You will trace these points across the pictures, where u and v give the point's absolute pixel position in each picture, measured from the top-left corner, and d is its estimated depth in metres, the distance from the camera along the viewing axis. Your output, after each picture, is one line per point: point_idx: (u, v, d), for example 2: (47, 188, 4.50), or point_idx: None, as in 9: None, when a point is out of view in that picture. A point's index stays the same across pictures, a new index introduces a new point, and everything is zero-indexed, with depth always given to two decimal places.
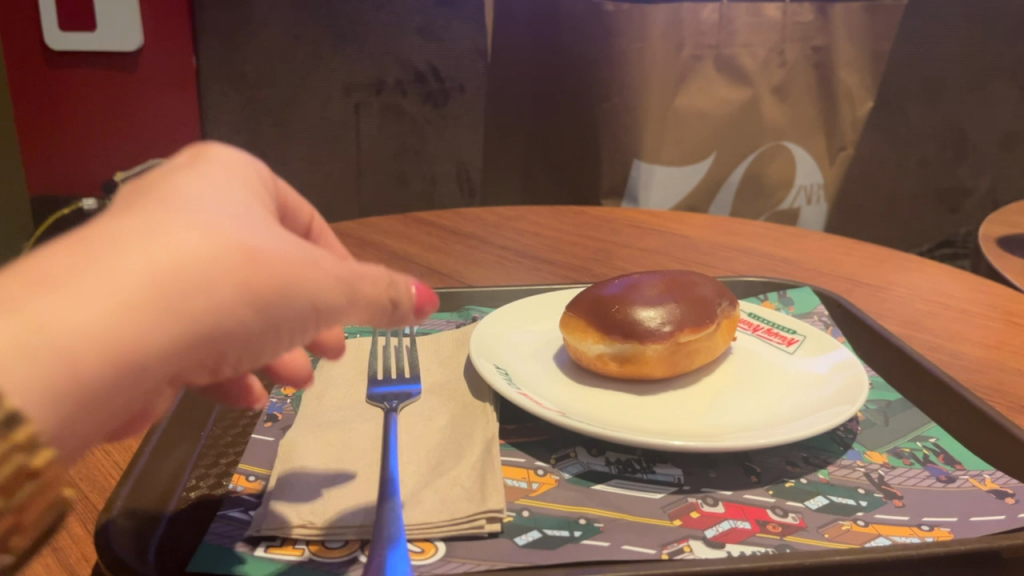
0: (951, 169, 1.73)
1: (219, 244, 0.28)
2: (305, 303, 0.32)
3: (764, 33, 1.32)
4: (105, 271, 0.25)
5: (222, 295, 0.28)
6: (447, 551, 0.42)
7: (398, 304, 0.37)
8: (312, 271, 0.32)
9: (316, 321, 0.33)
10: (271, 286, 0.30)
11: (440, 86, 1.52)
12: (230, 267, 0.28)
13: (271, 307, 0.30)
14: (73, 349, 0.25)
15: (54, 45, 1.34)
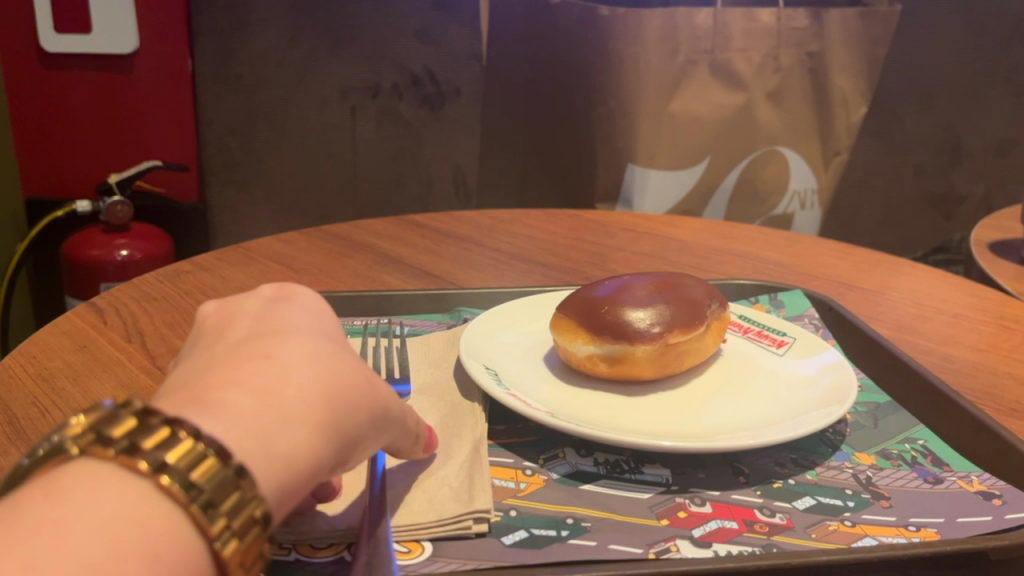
0: (946, 175, 1.73)
1: (337, 363, 0.34)
2: (390, 417, 0.37)
3: (759, 38, 1.32)
4: (270, 387, 0.30)
5: (354, 403, 0.33)
6: (433, 550, 0.42)
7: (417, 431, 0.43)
8: (391, 393, 0.38)
9: (393, 430, 0.39)
10: (377, 399, 0.35)
11: (437, 90, 1.53)
12: (352, 380, 0.34)
13: (378, 419, 0.35)
14: (267, 450, 0.29)
15: (49, 46, 1.33)
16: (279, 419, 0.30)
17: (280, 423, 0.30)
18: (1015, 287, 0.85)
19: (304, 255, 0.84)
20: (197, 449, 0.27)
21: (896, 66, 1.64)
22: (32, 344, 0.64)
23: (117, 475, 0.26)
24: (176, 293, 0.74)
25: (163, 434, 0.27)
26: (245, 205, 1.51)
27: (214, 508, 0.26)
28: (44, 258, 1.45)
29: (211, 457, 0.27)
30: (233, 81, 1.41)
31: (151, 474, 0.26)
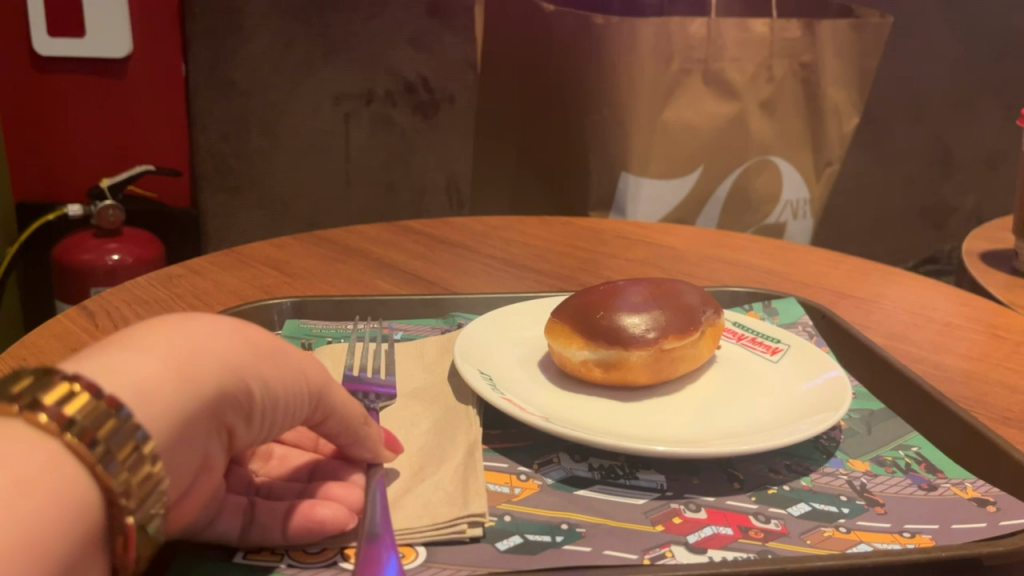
0: (937, 186, 1.74)
1: (241, 333, 0.35)
2: (316, 397, 0.38)
3: (751, 48, 1.33)
4: (171, 349, 0.31)
5: (261, 371, 0.34)
6: (428, 555, 0.41)
7: (369, 431, 0.43)
8: (321, 374, 0.38)
9: (321, 414, 0.39)
10: (292, 372, 0.36)
11: (430, 97, 1.55)
12: (258, 351, 0.35)
13: (298, 393, 0.36)
14: (166, 408, 0.30)
15: (42, 51, 1.33)
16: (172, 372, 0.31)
17: (179, 385, 0.31)
18: (1006, 296, 0.86)
19: (297, 260, 0.83)
20: (97, 403, 0.28)
21: (887, 77, 1.66)
22: (23, 346, 0.63)
23: (18, 429, 0.28)
24: (169, 296, 0.73)
25: (63, 389, 0.28)
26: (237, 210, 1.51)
27: (108, 459, 0.28)
28: (35, 262, 1.44)
29: (110, 410, 0.28)
30: (226, 86, 1.39)
31: (53, 426, 0.28)
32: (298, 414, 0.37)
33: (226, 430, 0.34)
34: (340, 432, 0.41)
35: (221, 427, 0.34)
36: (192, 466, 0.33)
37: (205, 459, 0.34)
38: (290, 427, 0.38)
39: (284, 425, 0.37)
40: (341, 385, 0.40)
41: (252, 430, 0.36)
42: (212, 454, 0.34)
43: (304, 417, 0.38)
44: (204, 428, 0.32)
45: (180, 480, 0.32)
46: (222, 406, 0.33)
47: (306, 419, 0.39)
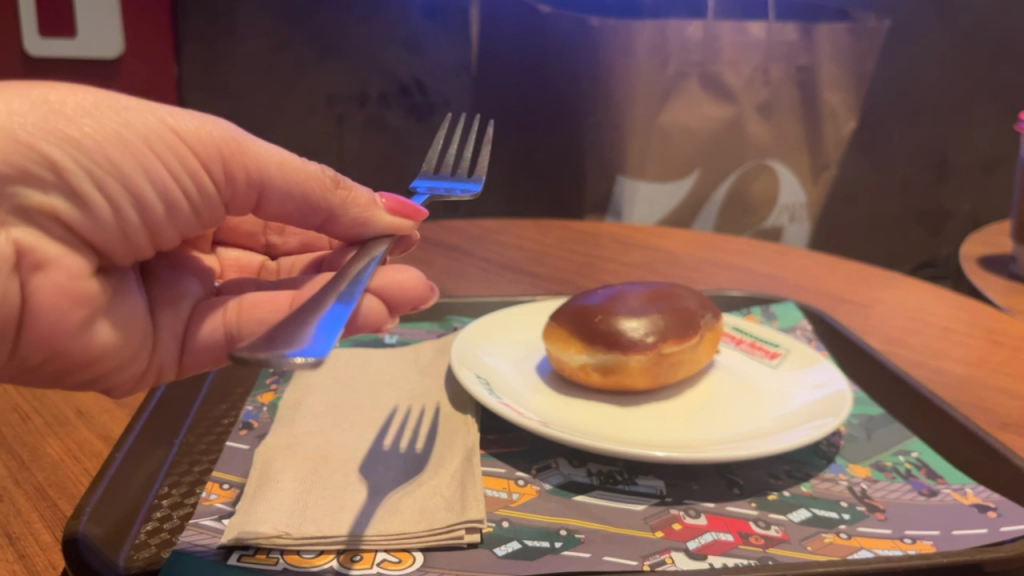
0: (933, 191, 1.71)
1: (39, 97, 0.35)
2: (225, 157, 0.41)
3: (749, 51, 1.35)
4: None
5: (70, 133, 0.35)
6: (424, 561, 0.41)
7: (342, 194, 0.46)
8: (226, 132, 0.41)
9: (253, 183, 0.43)
10: (125, 136, 0.38)
11: (425, 100, 1.48)
12: (61, 115, 0.35)
13: (132, 146, 0.38)
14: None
15: (33, 50, 1.33)
16: None
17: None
18: (1004, 301, 0.85)
19: None
20: None
21: None
22: None
23: None
24: None
25: None
26: None
27: None
28: None
29: None
30: (219, 87, 1.42)
31: None
32: (166, 180, 0.40)
33: (43, 210, 0.35)
34: (295, 206, 0.45)
35: (28, 210, 0.35)
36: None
37: (21, 249, 0.35)
38: (157, 195, 0.40)
39: (147, 193, 0.39)
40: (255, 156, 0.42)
41: (95, 206, 0.37)
42: (24, 238, 0.35)
43: (216, 177, 0.41)
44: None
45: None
46: (19, 180, 0.34)
47: (216, 182, 0.42)
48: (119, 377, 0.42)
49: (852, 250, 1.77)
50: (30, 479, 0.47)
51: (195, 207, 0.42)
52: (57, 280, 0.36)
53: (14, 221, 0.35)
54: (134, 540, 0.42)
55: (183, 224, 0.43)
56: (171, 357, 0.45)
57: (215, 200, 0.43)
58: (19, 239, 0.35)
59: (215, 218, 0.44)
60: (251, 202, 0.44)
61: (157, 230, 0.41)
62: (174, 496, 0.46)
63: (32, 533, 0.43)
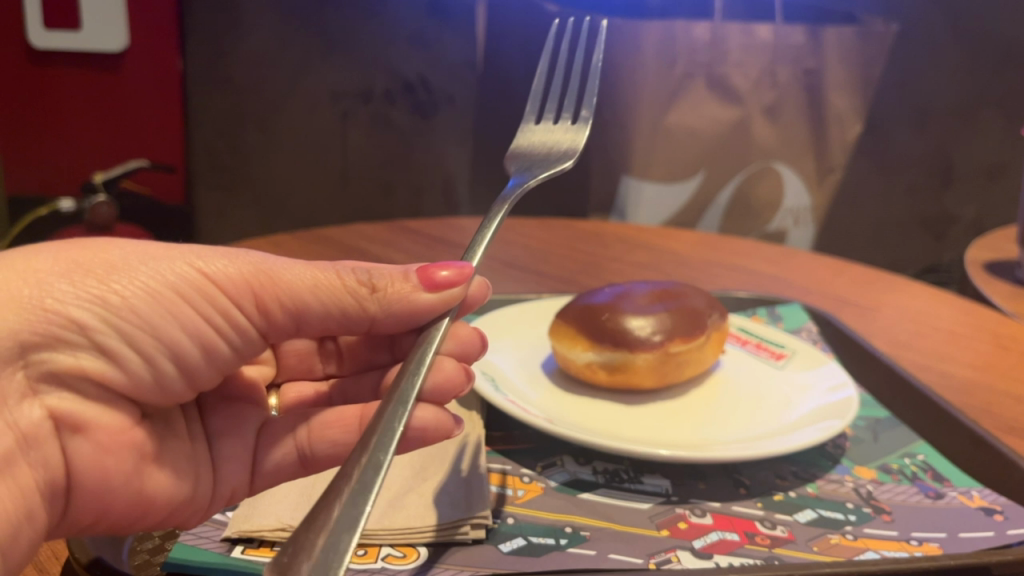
0: (937, 196, 1.68)
1: (67, 259, 0.34)
2: (254, 288, 0.38)
3: (756, 53, 1.35)
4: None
5: (100, 294, 0.34)
6: (430, 556, 0.41)
7: (380, 297, 0.39)
8: (253, 262, 0.38)
9: (289, 313, 0.39)
10: (153, 288, 0.36)
11: (429, 97, 1.48)
12: (90, 279, 0.34)
13: (157, 302, 0.36)
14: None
15: (38, 42, 1.33)
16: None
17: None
18: (1010, 306, 0.85)
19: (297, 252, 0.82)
20: None
21: None
22: None
23: None
24: None
25: None
26: (232, 207, 1.49)
27: None
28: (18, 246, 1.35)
29: None
30: (221, 82, 1.41)
31: None
32: (200, 326, 0.37)
33: (74, 373, 0.34)
34: (338, 322, 0.40)
35: (62, 376, 0.34)
36: (28, 430, 0.33)
37: (55, 414, 0.34)
38: (193, 340, 0.37)
39: (184, 344, 0.37)
40: (290, 281, 0.38)
41: (132, 363, 0.36)
42: (58, 404, 0.34)
43: (251, 314, 0.38)
44: (27, 379, 0.33)
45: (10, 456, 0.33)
46: (53, 346, 0.33)
47: (254, 319, 0.39)
48: (172, 522, 0.40)
49: (854, 254, 1.75)
50: None
51: (231, 345, 0.39)
52: (96, 440, 0.35)
53: (47, 388, 0.34)
54: (139, 531, 0.41)
55: (222, 363, 0.39)
56: (241, 484, 0.44)
57: (256, 335, 0.39)
58: (55, 406, 0.34)
59: (253, 352, 0.40)
60: (289, 333, 0.40)
61: (194, 372, 0.39)
62: None
63: None
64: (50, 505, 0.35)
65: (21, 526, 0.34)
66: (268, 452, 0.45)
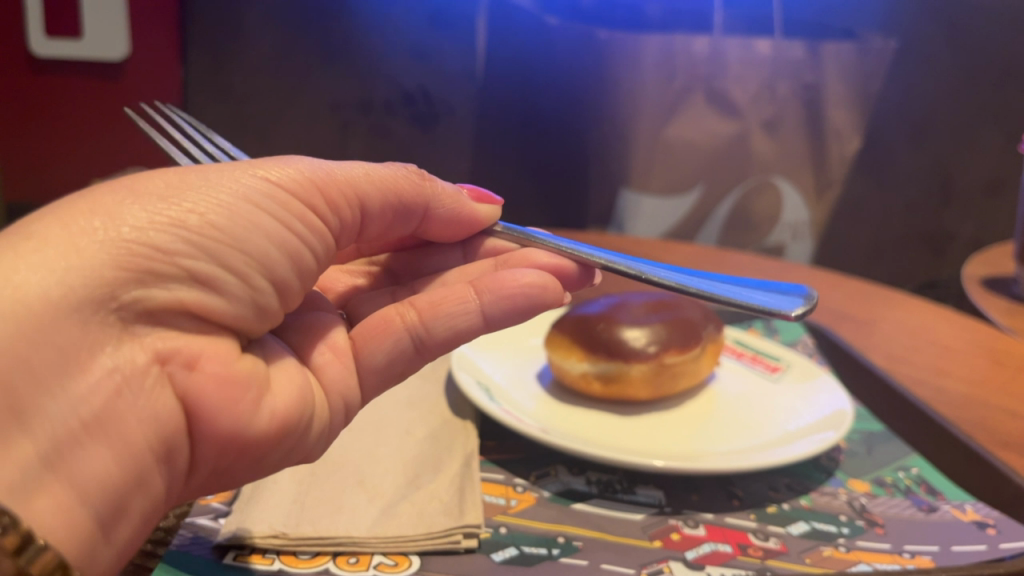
0: (936, 213, 1.68)
1: (131, 186, 0.31)
2: (319, 189, 0.36)
3: (754, 68, 1.37)
4: (46, 259, 0.28)
5: (175, 216, 0.31)
6: (422, 565, 0.41)
7: (431, 186, 0.42)
8: (308, 164, 0.37)
9: (351, 208, 0.38)
10: (229, 202, 0.33)
11: (430, 109, 1.48)
12: (159, 202, 0.31)
13: (241, 212, 0.33)
14: (15, 337, 0.26)
15: (39, 51, 1.33)
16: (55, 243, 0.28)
17: (40, 294, 0.27)
18: (1006, 321, 0.86)
19: None
20: None
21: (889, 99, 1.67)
22: None
23: None
24: None
25: None
26: None
27: None
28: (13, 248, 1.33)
29: None
30: (223, 91, 1.40)
31: None
32: (282, 233, 0.35)
33: (174, 302, 0.31)
34: (393, 213, 0.40)
35: (158, 314, 0.31)
36: (132, 376, 0.29)
37: (161, 355, 0.31)
38: (279, 248, 0.35)
39: (273, 254, 0.34)
40: (352, 174, 0.38)
41: (230, 285, 0.33)
42: (158, 343, 0.31)
43: (322, 215, 0.37)
44: (122, 324, 0.29)
45: (117, 408, 0.29)
46: (146, 282, 0.30)
47: (324, 222, 0.37)
48: (298, 451, 0.37)
49: (854, 269, 1.75)
50: None
51: (312, 253, 0.37)
52: (212, 369, 0.32)
53: (143, 328, 0.30)
54: None
55: (306, 277, 0.37)
56: (351, 392, 0.40)
57: (328, 241, 0.38)
58: (159, 347, 0.31)
59: (327, 264, 0.38)
60: (354, 230, 0.39)
61: (285, 287, 0.36)
62: None
63: None
64: (168, 460, 0.31)
65: (134, 492, 0.30)
66: (373, 348, 0.40)
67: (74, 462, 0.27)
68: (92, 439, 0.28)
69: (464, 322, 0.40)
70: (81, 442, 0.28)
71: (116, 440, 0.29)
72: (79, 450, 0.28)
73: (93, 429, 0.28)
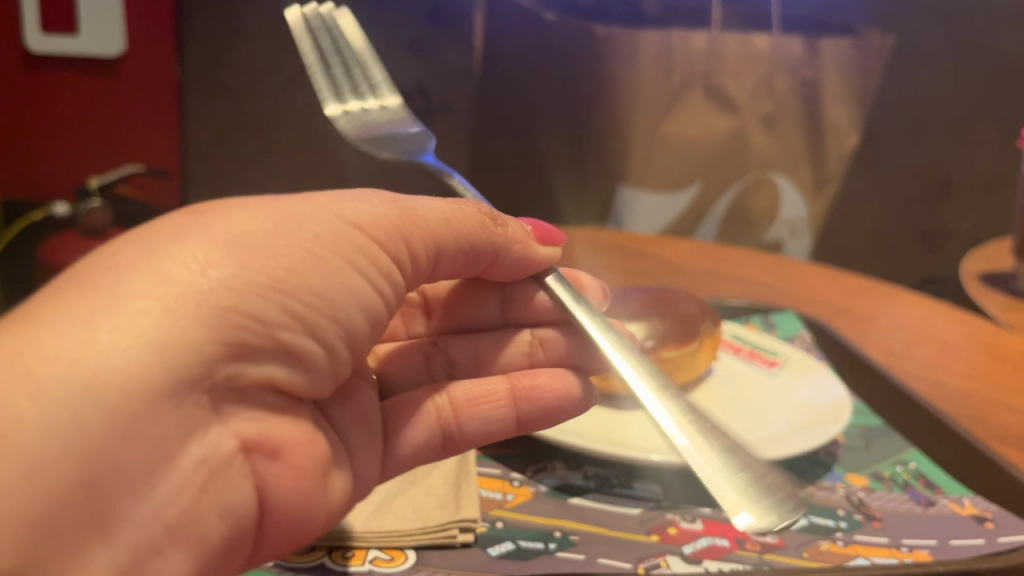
0: (934, 210, 1.68)
1: (230, 238, 0.32)
2: (398, 229, 0.38)
3: (752, 64, 1.36)
4: (138, 331, 0.28)
5: (274, 274, 0.32)
6: (417, 559, 0.40)
7: (502, 232, 0.42)
8: (394, 208, 0.38)
9: (429, 251, 0.40)
10: (315, 255, 0.34)
11: (425, 104, 1.44)
12: (254, 263, 0.32)
13: (324, 263, 0.35)
14: (103, 434, 0.27)
15: (33, 47, 1.26)
16: (158, 307, 0.29)
17: (132, 373, 0.28)
18: (1004, 316, 0.85)
19: None
20: None
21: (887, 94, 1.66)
22: None
23: None
24: None
25: None
26: None
27: None
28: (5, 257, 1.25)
29: None
30: (220, 89, 1.40)
31: None
32: (363, 285, 0.37)
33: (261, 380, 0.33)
34: (465, 258, 0.42)
35: (244, 389, 0.32)
36: (218, 466, 0.31)
37: (244, 443, 0.33)
38: (353, 298, 0.36)
39: (349, 305, 0.36)
40: (430, 219, 0.39)
41: (306, 346, 0.35)
42: (246, 432, 0.33)
43: (398, 260, 0.38)
44: (213, 400, 0.31)
45: (203, 505, 0.31)
46: (239, 356, 0.32)
47: (398, 264, 0.38)
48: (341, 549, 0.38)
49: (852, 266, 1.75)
50: None
51: (382, 295, 0.38)
52: (287, 459, 0.34)
53: (232, 413, 0.32)
54: None
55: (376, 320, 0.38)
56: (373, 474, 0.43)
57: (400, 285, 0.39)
58: (245, 434, 0.33)
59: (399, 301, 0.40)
60: (425, 273, 0.41)
61: (354, 337, 0.37)
62: None
63: None
64: (236, 553, 0.33)
65: None
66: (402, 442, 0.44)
67: (157, 563, 0.29)
68: (174, 543, 0.29)
69: (496, 427, 0.45)
70: (160, 543, 0.29)
71: (194, 540, 0.30)
72: (159, 552, 0.29)
73: (174, 532, 0.29)
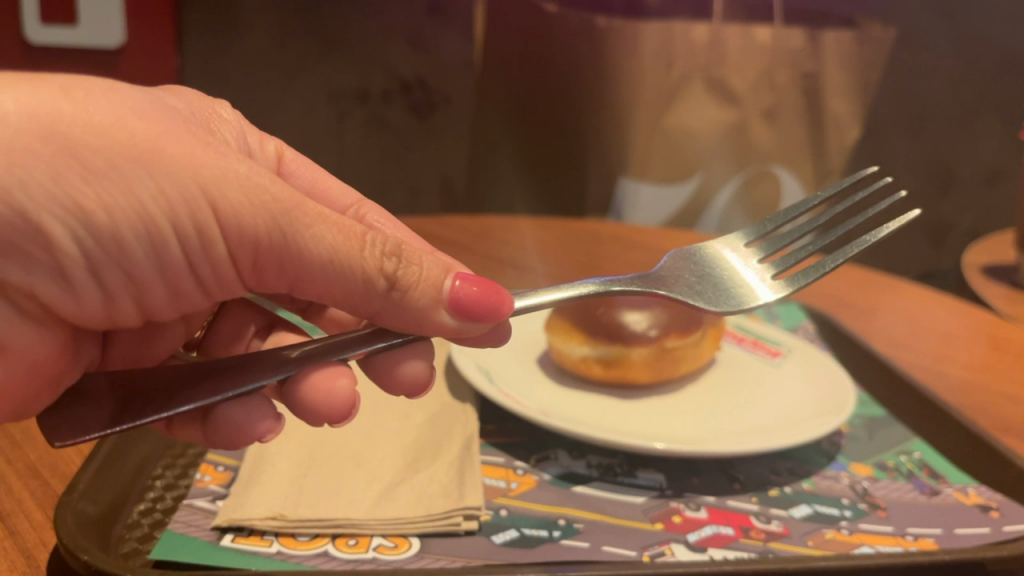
0: (936, 204, 1.68)
1: (55, 133, 0.29)
2: (259, 242, 0.31)
3: (755, 55, 1.39)
4: None
5: (79, 203, 0.29)
6: (422, 547, 0.40)
7: (396, 292, 0.33)
8: (271, 220, 0.31)
9: (285, 274, 0.33)
10: (128, 212, 0.30)
11: (426, 97, 1.48)
12: (76, 180, 0.29)
13: (139, 222, 0.31)
14: None
15: (34, 39, 1.31)
16: None
17: None
18: (1006, 308, 0.85)
19: None
20: None
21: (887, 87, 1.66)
22: None
23: None
24: None
25: None
26: None
27: None
28: None
29: None
30: (220, 79, 1.39)
31: None
32: (178, 255, 0.32)
33: (22, 290, 0.31)
34: (337, 296, 0.33)
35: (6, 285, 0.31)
36: None
37: None
38: (155, 262, 0.32)
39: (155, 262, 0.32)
40: (301, 243, 0.31)
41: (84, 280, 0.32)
42: None
43: (238, 256, 0.32)
44: None
45: None
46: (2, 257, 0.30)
47: (239, 258, 0.32)
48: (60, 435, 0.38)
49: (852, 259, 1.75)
50: (24, 456, 0.46)
51: (200, 273, 0.33)
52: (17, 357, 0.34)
53: None
54: (127, 518, 0.40)
55: (196, 284, 0.34)
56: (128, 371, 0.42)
57: (235, 276, 0.34)
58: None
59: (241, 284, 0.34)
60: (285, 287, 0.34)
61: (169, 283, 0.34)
62: (168, 477, 0.45)
63: (24, 510, 0.41)
64: None
65: None
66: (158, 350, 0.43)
67: None
68: None
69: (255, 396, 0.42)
70: None
71: None
72: None
73: None
